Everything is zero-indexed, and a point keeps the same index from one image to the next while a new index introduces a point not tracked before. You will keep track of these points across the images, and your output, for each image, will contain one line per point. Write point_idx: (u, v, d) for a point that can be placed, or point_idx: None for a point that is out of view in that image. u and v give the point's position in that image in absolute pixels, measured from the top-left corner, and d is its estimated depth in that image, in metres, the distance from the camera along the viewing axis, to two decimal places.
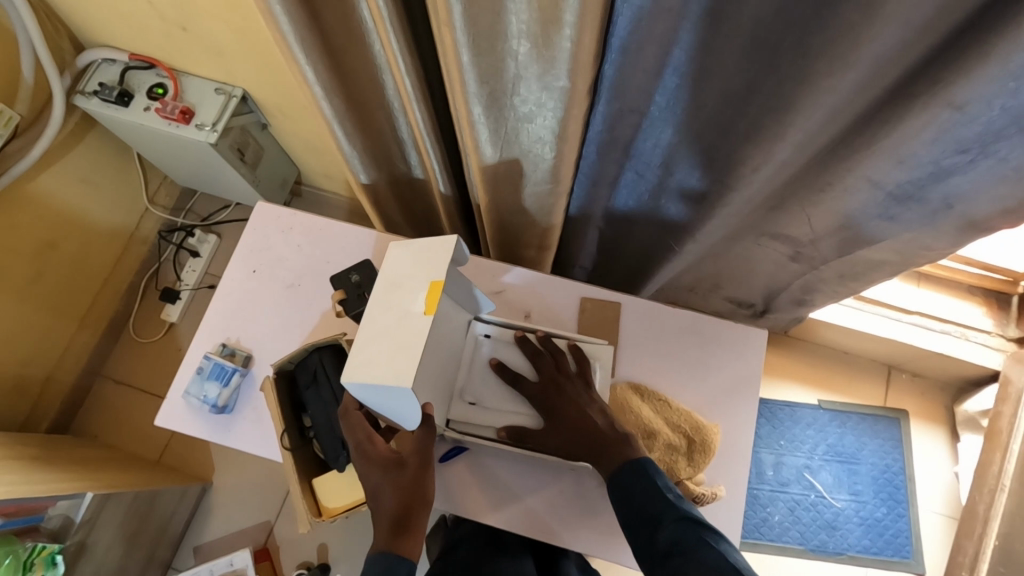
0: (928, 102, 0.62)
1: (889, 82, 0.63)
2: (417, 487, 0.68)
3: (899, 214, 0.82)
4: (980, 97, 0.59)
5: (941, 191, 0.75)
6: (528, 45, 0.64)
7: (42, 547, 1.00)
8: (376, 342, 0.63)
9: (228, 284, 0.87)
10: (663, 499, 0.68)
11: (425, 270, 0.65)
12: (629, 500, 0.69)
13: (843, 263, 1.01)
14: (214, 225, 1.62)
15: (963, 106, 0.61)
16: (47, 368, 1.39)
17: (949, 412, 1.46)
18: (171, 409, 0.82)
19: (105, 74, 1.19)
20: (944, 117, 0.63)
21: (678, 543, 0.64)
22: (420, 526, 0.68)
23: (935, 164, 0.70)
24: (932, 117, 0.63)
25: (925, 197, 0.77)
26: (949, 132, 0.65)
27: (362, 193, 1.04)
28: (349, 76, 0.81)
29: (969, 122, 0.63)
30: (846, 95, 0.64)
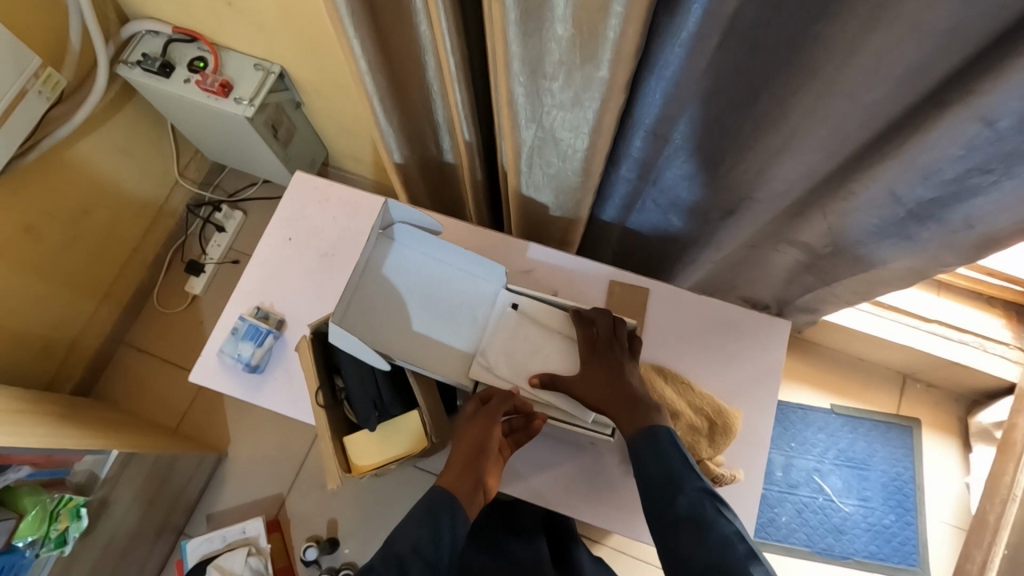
0: (957, 116, 0.61)
1: (924, 93, 0.62)
2: (482, 436, 0.72)
3: (917, 231, 0.82)
4: (1009, 110, 0.59)
5: (961, 211, 0.75)
6: (570, 30, 0.64)
7: (68, 498, 1.03)
8: (367, 308, 0.77)
9: (264, 250, 0.89)
10: (676, 472, 0.71)
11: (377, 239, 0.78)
12: (644, 470, 0.72)
13: (855, 280, 1.02)
14: (240, 202, 1.65)
15: (991, 119, 0.60)
16: (73, 332, 1.42)
17: (961, 423, 1.46)
18: (205, 366, 0.84)
19: (148, 45, 1.22)
20: (971, 130, 0.62)
21: (694, 514, 0.69)
22: (470, 470, 0.73)
23: (958, 181, 0.70)
24: (959, 130, 0.63)
25: (945, 216, 0.77)
26: (975, 145, 0.64)
27: (394, 172, 1.06)
28: (393, 52, 0.82)
29: (994, 137, 0.63)
30: (887, 100, 0.64)
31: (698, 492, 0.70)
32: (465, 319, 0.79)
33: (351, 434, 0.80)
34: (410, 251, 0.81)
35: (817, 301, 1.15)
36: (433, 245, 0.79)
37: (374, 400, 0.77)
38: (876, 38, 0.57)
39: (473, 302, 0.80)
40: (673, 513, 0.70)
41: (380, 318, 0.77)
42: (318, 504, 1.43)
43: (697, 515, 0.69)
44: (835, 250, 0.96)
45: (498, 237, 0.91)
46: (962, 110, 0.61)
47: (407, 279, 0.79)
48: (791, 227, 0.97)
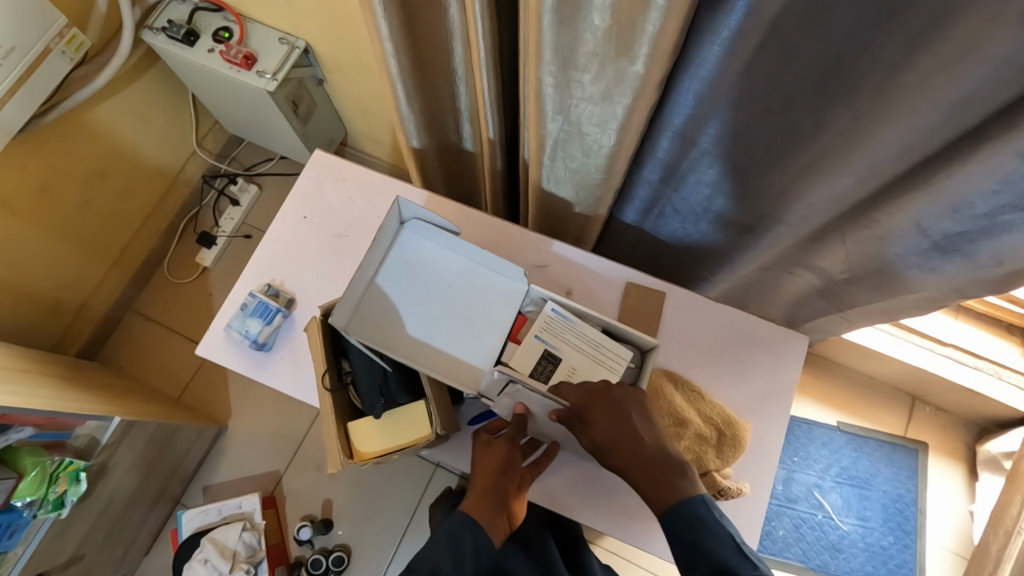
0: (999, 148, 0.59)
1: (968, 122, 0.60)
2: (504, 459, 0.73)
3: (942, 265, 0.79)
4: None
5: (989, 246, 0.72)
6: (608, 21, 0.62)
7: (68, 463, 1.03)
8: (379, 303, 0.76)
9: (279, 227, 0.88)
10: (714, 538, 0.63)
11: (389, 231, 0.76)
12: (677, 535, 0.64)
13: (871, 309, 0.99)
14: (256, 176, 1.64)
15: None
16: (82, 296, 1.42)
17: (969, 449, 1.44)
18: (212, 340, 0.83)
19: (174, 11, 1.19)
20: (1010, 165, 0.60)
21: None
22: (495, 495, 0.72)
23: (990, 217, 0.68)
24: (999, 164, 0.60)
25: (973, 250, 0.74)
26: (1014, 182, 0.62)
27: (411, 157, 1.04)
28: (421, 34, 0.81)
29: None
30: (927, 126, 0.61)
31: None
32: (483, 314, 0.77)
33: (355, 420, 0.80)
34: (425, 242, 0.80)
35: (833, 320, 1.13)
36: (443, 235, 0.78)
37: (380, 387, 0.76)
38: (925, 54, 0.55)
39: (494, 298, 0.78)
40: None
41: (397, 314, 0.77)
42: (313, 485, 1.43)
43: None
44: (852, 277, 0.94)
45: (515, 231, 0.89)
46: (1005, 144, 0.58)
47: (418, 273, 0.78)
48: (810, 249, 0.95)
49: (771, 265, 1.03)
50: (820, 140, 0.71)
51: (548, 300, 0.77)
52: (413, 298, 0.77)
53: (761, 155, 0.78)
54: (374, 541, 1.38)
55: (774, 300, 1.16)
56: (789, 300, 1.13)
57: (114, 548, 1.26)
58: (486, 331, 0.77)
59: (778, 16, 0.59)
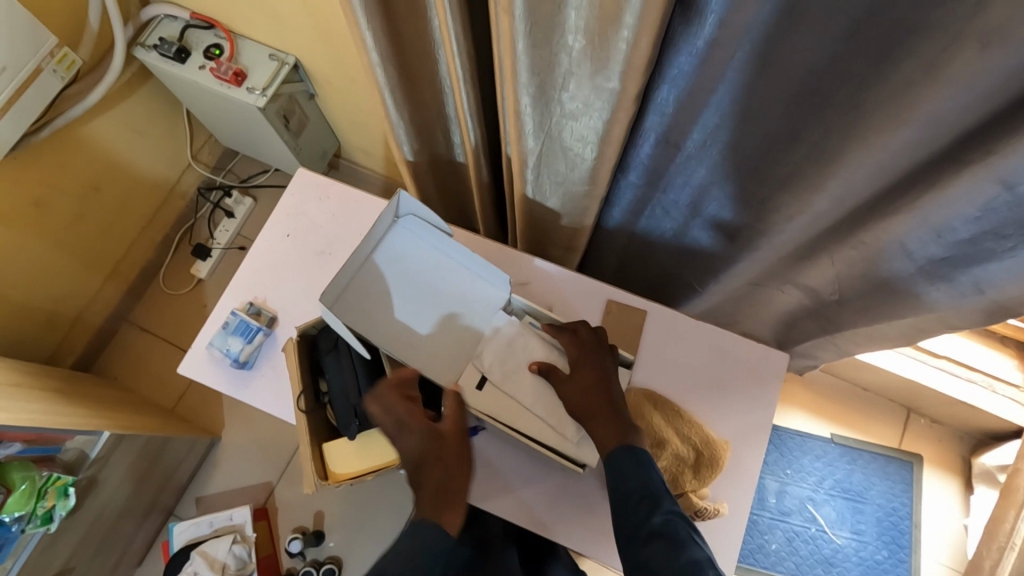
0: (977, 173, 0.59)
1: (946, 145, 0.60)
2: (458, 461, 0.70)
3: (927, 288, 0.79)
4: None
5: (972, 273, 0.72)
6: (583, 41, 0.62)
7: (56, 477, 1.04)
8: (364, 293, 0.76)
9: (262, 243, 0.89)
10: (654, 487, 0.68)
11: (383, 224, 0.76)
12: (616, 469, 0.69)
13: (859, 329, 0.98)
14: (251, 188, 1.65)
15: (1010, 181, 0.58)
16: (77, 308, 1.43)
17: (965, 462, 1.43)
18: (194, 358, 0.84)
19: (166, 29, 1.22)
20: (989, 190, 0.60)
21: (668, 532, 0.64)
22: (457, 499, 0.68)
23: (971, 243, 0.68)
24: (977, 190, 0.60)
25: (955, 276, 0.74)
26: (993, 207, 0.61)
27: (405, 168, 1.04)
28: (404, 49, 0.81)
29: (1013, 200, 0.60)
30: (902, 148, 0.61)
31: (674, 513, 0.66)
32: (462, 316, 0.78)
33: (331, 440, 0.80)
34: (418, 239, 0.79)
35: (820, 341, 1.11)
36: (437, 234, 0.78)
37: (355, 408, 0.77)
38: (896, 69, 0.55)
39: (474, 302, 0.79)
40: (644, 528, 0.65)
41: (379, 311, 0.76)
42: (305, 497, 1.43)
43: (670, 533, 0.64)
44: (841, 298, 0.93)
45: (498, 248, 0.90)
46: (983, 170, 0.58)
47: (406, 263, 0.78)
48: (796, 269, 0.95)
49: (759, 282, 1.03)
50: (799, 156, 0.71)
51: (525, 315, 0.81)
52: (399, 289, 0.77)
53: (744, 168, 0.78)
54: (366, 553, 1.38)
55: (762, 319, 1.15)
56: (777, 319, 1.12)
57: (105, 559, 1.27)
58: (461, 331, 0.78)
59: (753, 31, 0.59)
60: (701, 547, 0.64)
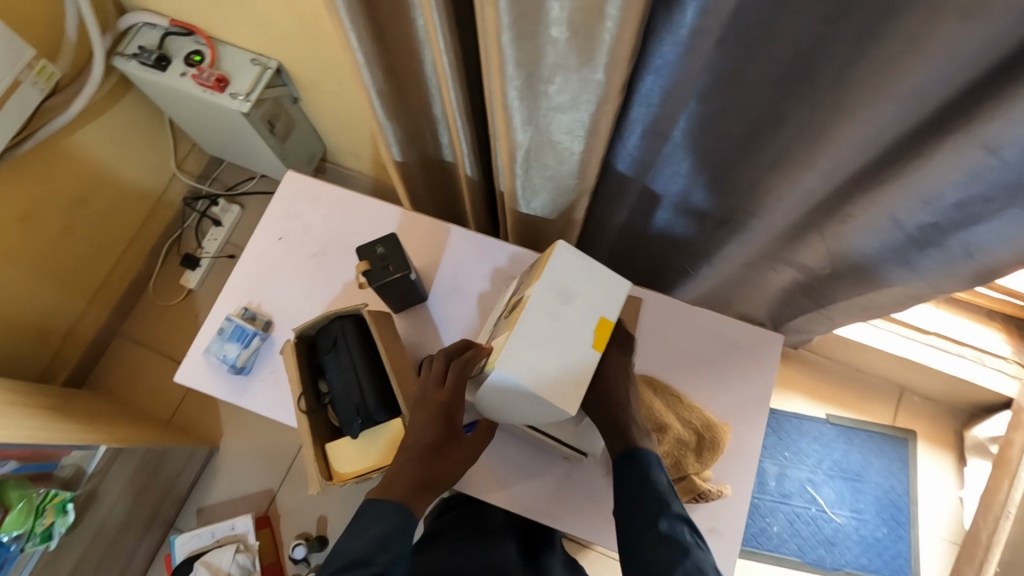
0: (962, 139, 0.60)
1: (929, 115, 0.61)
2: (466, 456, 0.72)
3: (917, 259, 0.80)
4: (1015, 140, 0.56)
5: (961, 237, 0.72)
6: (567, 34, 0.62)
7: (54, 494, 1.03)
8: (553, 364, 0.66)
9: (254, 248, 0.88)
10: (662, 494, 0.70)
11: (598, 302, 0.70)
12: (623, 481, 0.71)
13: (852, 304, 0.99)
14: (238, 196, 1.63)
15: (997, 148, 0.58)
16: (67, 324, 1.41)
17: (958, 437, 1.45)
18: (191, 366, 0.84)
19: (145, 37, 1.21)
20: (975, 158, 0.60)
21: (673, 537, 0.67)
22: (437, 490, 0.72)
23: (961, 208, 0.68)
24: (963, 157, 0.61)
25: (944, 242, 0.75)
26: (980, 173, 0.62)
27: (393, 170, 1.04)
28: (389, 50, 0.81)
29: (1001, 166, 0.60)
30: (887, 124, 0.62)
31: (679, 518, 0.69)
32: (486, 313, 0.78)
33: (334, 440, 0.80)
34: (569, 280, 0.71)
35: (811, 322, 1.11)
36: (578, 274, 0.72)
37: (358, 407, 0.76)
38: (875, 47, 0.56)
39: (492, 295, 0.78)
40: (652, 534, 0.68)
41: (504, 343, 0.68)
42: (307, 504, 1.43)
43: (675, 540, 0.67)
44: (834, 271, 0.94)
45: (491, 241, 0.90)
46: (967, 137, 0.59)
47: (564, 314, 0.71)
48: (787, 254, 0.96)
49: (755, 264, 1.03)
50: (786, 135, 0.72)
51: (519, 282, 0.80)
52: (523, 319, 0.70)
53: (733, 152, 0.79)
54: None
55: (757, 300, 1.16)
56: (772, 297, 1.13)
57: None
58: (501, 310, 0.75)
59: (735, 16, 0.60)
60: (703, 549, 0.69)
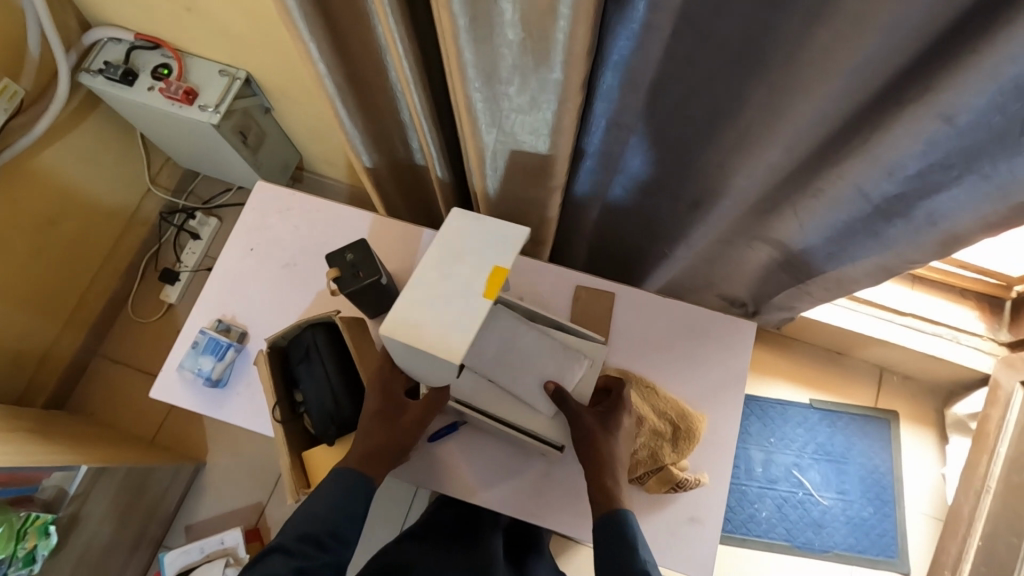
0: (917, 110, 0.61)
1: (885, 88, 0.62)
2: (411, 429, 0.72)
3: (884, 228, 0.82)
4: (970, 107, 0.58)
5: (925, 206, 0.74)
6: (522, 34, 0.63)
7: (36, 517, 1.03)
8: (448, 317, 0.66)
9: (226, 260, 0.88)
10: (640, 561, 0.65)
11: (490, 255, 0.70)
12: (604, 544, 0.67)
13: (828, 278, 1.00)
14: (215, 209, 1.62)
15: (952, 116, 0.60)
16: (44, 345, 1.40)
17: (939, 415, 1.47)
18: (166, 381, 0.83)
19: (110, 52, 1.20)
20: (931, 127, 0.62)
21: None
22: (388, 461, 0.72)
23: (921, 176, 0.70)
24: (920, 126, 0.62)
25: (910, 212, 0.76)
26: (936, 141, 0.64)
27: (364, 177, 1.05)
28: (351, 57, 0.81)
29: (954, 133, 0.62)
30: (842, 96, 0.63)
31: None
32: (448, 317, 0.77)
33: (311, 449, 0.80)
34: None
35: (791, 298, 1.12)
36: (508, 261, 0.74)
37: (332, 414, 0.76)
38: (823, 36, 0.57)
39: None
40: None
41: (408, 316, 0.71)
42: None
43: None
44: (809, 245, 0.95)
45: None
46: (922, 108, 0.60)
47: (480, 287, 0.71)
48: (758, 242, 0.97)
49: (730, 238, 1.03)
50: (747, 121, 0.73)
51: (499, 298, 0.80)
52: None
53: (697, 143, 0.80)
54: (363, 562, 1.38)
55: (737, 281, 1.17)
56: (749, 278, 1.14)
57: None
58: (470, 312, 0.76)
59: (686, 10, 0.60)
60: None
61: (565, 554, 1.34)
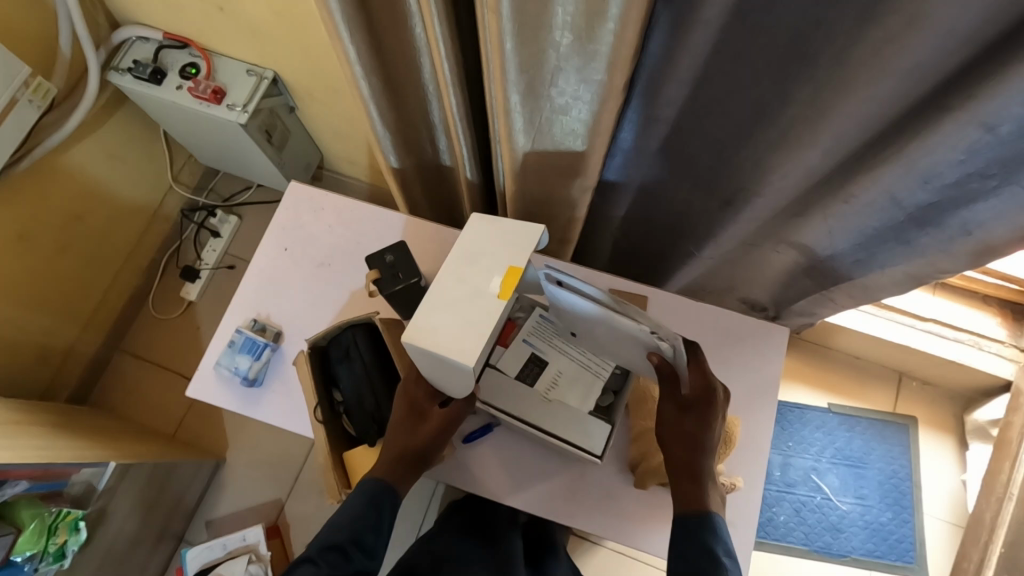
0: (960, 119, 0.61)
1: (929, 92, 0.62)
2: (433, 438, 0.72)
3: (915, 236, 0.81)
4: (1012, 116, 0.58)
5: (960, 215, 0.74)
6: (570, 36, 0.63)
7: (66, 512, 1.03)
8: (456, 319, 0.66)
9: (260, 260, 0.88)
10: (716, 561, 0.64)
11: (504, 253, 0.69)
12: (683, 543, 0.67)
13: (852, 287, 1.00)
14: (235, 206, 1.63)
15: (992, 124, 0.60)
16: (68, 340, 1.41)
17: (958, 421, 1.46)
18: (202, 379, 0.84)
19: (138, 51, 1.21)
20: (972, 135, 0.62)
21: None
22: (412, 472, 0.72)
23: (958, 185, 0.70)
24: (960, 134, 0.62)
25: (943, 221, 0.76)
26: (976, 149, 0.64)
27: (390, 177, 1.05)
28: (387, 57, 0.82)
29: (996, 142, 0.62)
30: (886, 99, 0.63)
31: None
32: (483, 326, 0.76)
33: (351, 449, 0.80)
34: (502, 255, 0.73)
35: (813, 305, 1.12)
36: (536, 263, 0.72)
37: (373, 414, 0.78)
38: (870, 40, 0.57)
39: None
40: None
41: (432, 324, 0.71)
42: (316, 512, 1.43)
43: None
44: (835, 254, 0.95)
45: None
46: (962, 113, 0.60)
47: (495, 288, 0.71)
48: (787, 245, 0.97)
49: (755, 244, 1.03)
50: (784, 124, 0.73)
51: (536, 306, 0.82)
52: None
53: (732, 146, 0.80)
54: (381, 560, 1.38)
55: (759, 285, 1.17)
56: (773, 282, 1.14)
57: None
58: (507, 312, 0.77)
59: None
60: None
61: (582, 556, 1.35)
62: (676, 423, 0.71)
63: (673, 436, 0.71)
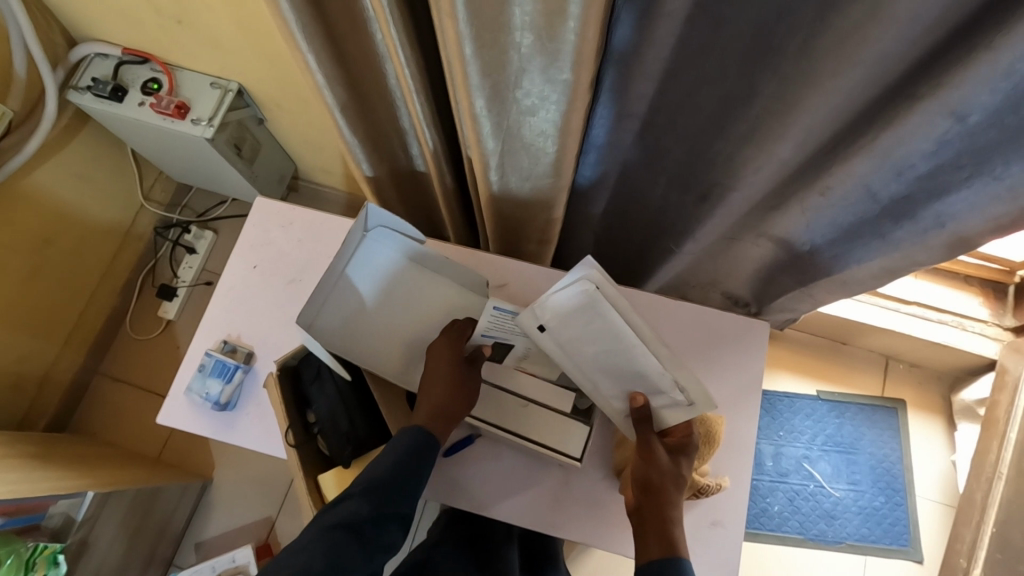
0: (928, 107, 0.60)
1: (895, 81, 0.61)
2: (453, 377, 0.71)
3: (890, 229, 0.80)
4: (979, 105, 0.57)
5: (932, 208, 0.73)
6: (531, 37, 0.61)
7: (43, 546, 1.01)
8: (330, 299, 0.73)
9: (228, 279, 0.86)
10: None
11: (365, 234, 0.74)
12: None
13: (828, 284, 0.99)
14: (210, 221, 1.60)
15: (962, 113, 0.59)
16: (43, 367, 1.37)
17: (946, 401, 1.47)
18: (173, 405, 0.82)
19: (98, 68, 1.18)
20: (943, 124, 0.61)
21: None
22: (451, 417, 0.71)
23: (931, 175, 0.69)
24: (930, 123, 0.61)
25: (918, 213, 0.75)
26: (946, 138, 0.63)
27: (365, 186, 1.03)
28: (350, 66, 0.79)
29: (965, 130, 0.61)
30: (852, 90, 0.62)
31: None
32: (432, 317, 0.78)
33: (325, 471, 0.81)
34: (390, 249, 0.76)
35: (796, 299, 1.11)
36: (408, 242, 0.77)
37: (348, 434, 0.78)
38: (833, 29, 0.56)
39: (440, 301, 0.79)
40: None
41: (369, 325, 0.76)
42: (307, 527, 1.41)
43: None
44: (814, 245, 0.94)
45: (472, 252, 0.90)
46: (933, 103, 0.59)
47: (379, 277, 0.76)
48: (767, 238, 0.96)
49: (735, 237, 1.02)
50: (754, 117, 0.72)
51: None
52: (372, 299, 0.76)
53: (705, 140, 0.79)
54: None
55: (741, 277, 1.17)
56: (755, 274, 1.14)
57: None
58: (452, 301, 0.79)
59: None
60: None
61: (578, 557, 1.34)
62: (664, 469, 0.68)
63: (656, 482, 0.68)
